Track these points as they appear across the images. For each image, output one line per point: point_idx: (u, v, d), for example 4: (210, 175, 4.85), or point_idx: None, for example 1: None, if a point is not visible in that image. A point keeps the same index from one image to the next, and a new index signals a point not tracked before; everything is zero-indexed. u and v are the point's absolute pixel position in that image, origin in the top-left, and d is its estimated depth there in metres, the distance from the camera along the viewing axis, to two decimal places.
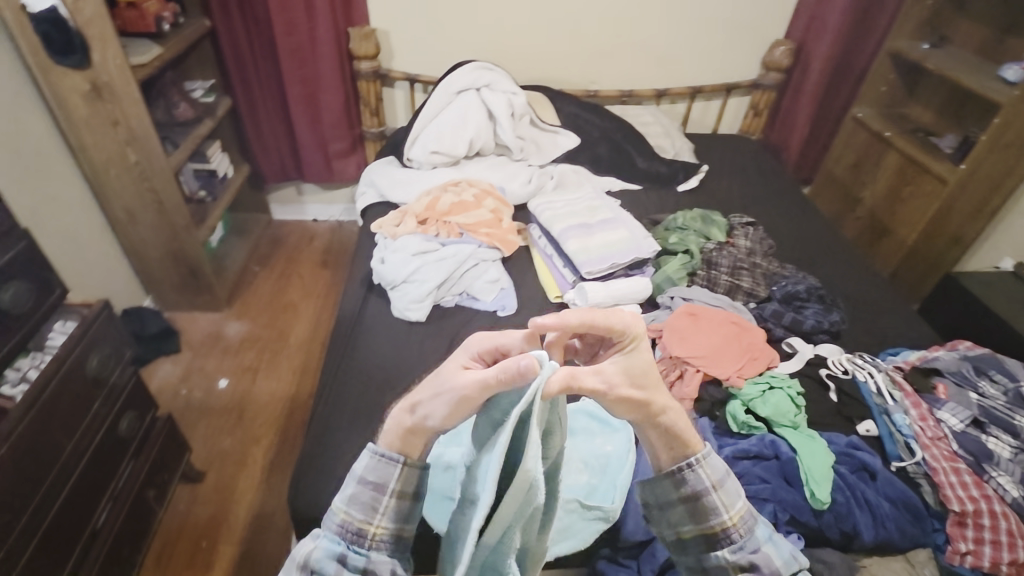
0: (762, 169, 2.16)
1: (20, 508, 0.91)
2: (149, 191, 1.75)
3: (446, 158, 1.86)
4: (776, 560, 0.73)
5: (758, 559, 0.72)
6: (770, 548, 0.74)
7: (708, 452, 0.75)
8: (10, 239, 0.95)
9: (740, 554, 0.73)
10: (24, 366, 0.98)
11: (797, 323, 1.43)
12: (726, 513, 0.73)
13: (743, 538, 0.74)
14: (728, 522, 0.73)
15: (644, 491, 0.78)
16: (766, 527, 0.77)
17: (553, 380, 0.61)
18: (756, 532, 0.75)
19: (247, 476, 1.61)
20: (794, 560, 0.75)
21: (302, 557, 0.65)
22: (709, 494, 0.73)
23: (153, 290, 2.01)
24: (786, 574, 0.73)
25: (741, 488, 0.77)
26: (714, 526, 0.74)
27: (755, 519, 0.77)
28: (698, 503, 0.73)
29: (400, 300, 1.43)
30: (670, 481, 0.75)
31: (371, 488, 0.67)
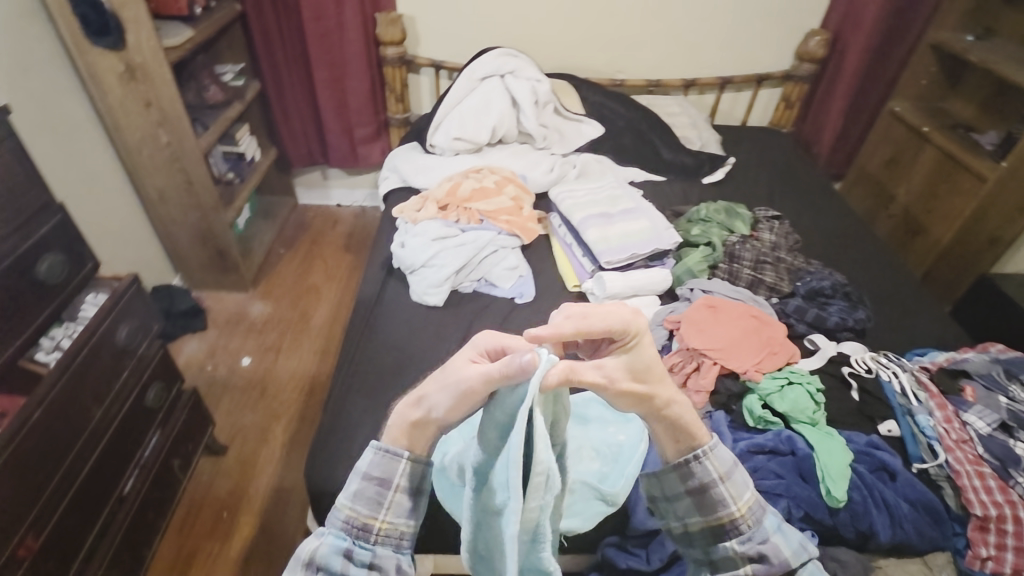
0: (791, 162, 2.11)
1: (52, 469, 0.95)
2: (179, 171, 1.79)
3: (468, 145, 1.86)
4: (785, 551, 0.73)
5: (767, 549, 0.72)
6: (779, 538, 0.74)
7: (715, 444, 0.75)
8: (47, 212, 0.99)
9: (749, 545, 0.73)
10: (58, 335, 1.03)
11: (820, 319, 1.40)
12: (733, 504, 0.74)
13: (751, 529, 0.74)
14: (736, 513, 0.73)
15: (649, 485, 0.78)
16: (775, 517, 0.77)
17: (553, 373, 0.61)
18: (764, 523, 0.75)
19: (268, 451, 1.65)
20: (804, 550, 0.74)
21: (308, 554, 0.66)
22: (716, 485, 0.73)
23: (182, 268, 2.07)
24: (795, 563, 0.73)
25: (749, 479, 0.76)
26: (721, 518, 0.74)
27: (764, 509, 0.76)
28: (705, 495, 0.73)
29: (419, 284, 1.44)
30: (676, 473, 0.75)
31: (376, 482, 0.68)
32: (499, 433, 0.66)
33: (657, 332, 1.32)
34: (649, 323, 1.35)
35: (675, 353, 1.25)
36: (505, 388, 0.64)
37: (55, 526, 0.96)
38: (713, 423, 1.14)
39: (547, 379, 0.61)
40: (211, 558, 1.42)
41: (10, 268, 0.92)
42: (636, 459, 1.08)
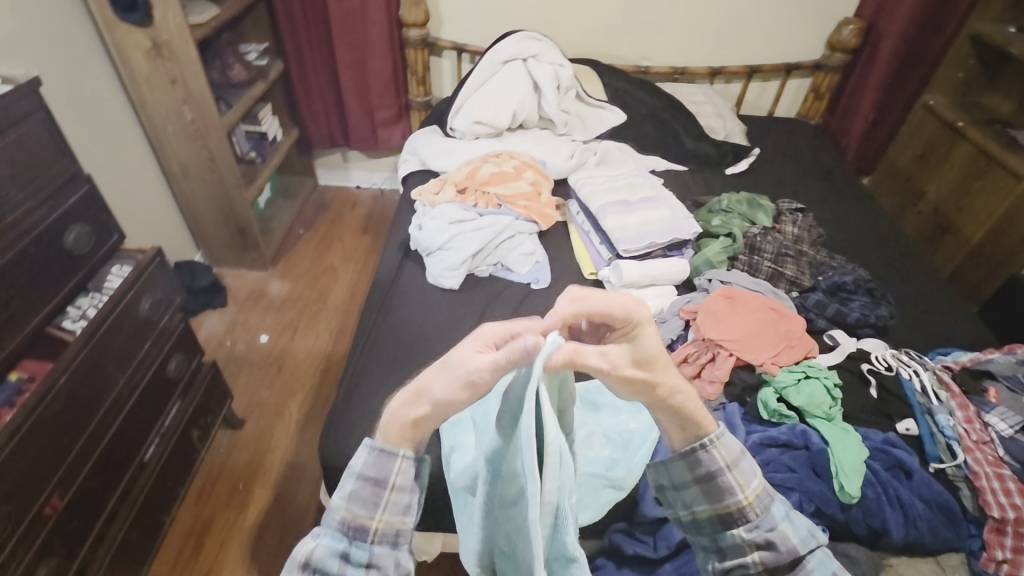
0: (817, 154, 2.06)
1: (77, 433, 0.98)
2: (203, 148, 1.82)
3: (489, 129, 1.85)
4: (792, 539, 0.72)
5: (774, 537, 0.71)
6: (787, 526, 0.73)
7: (722, 433, 0.74)
8: (75, 182, 1.01)
9: (756, 533, 0.72)
10: (83, 304, 1.05)
11: (840, 315, 1.37)
12: (741, 492, 0.73)
13: (759, 517, 0.73)
14: (743, 501, 0.73)
15: (656, 475, 0.78)
16: (783, 505, 0.75)
17: (557, 353, 0.59)
18: (772, 510, 0.74)
19: (283, 426, 1.68)
20: (811, 537, 0.74)
21: (300, 558, 0.61)
22: (723, 474, 0.72)
23: (204, 245, 2.11)
24: (802, 551, 0.72)
25: (757, 467, 0.75)
26: (730, 506, 0.73)
27: (772, 497, 0.75)
28: (712, 484, 0.73)
29: (435, 267, 1.45)
30: (684, 461, 0.74)
31: (374, 484, 0.64)
32: (510, 421, 0.65)
33: (672, 322, 1.31)
34: (665, 313, 1.34)
35: (690, 344, 1.24)
36: (509, 373, 0.63)
37: (80, 486, 1.00)
38: (726, 415, 1.13)
39: (552, 359, 0.59)
40: (227, 527, 1.45)
41: (39, 237, 0.94)
42: (647, 446, 1.07)
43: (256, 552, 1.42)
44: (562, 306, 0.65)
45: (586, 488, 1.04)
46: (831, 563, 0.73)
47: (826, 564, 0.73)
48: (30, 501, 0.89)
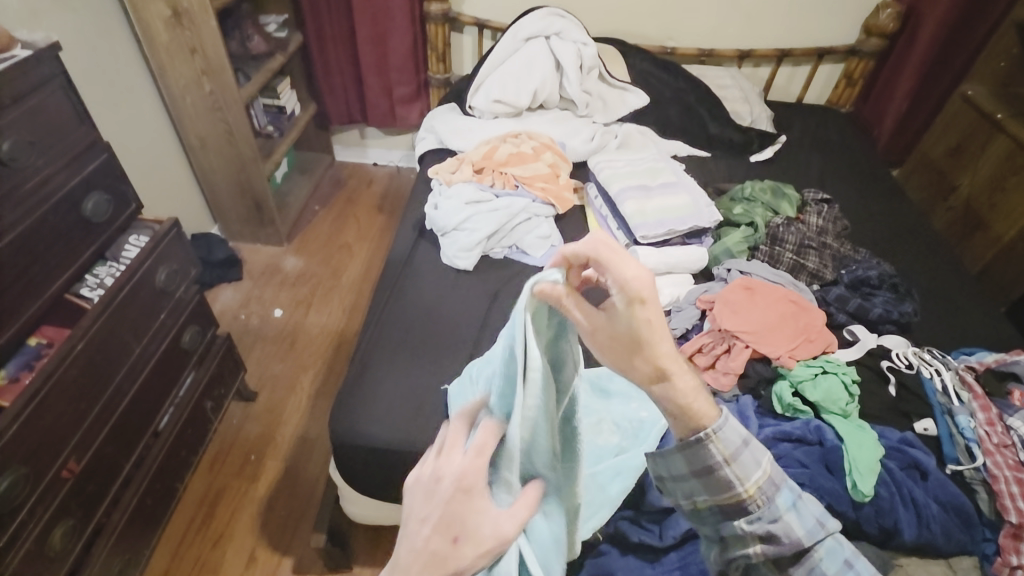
0: (846, 144, 2.00)
1: (93, 399, 1.00)
2: (221, 121, 1.81)
3: (508, 108, 1.81)
4: (799, 530, 0.71)
5: (776, 529, 0.71)
6: (792, 517, 0.72)
7: (720, 426, 0.70)
8: (93, 150, 1.01)
9: (758, 525, 0.71)
10: (101, 273, 1.05)
11: (862, 310, 1.33)
12: (741, 484, 0.71)
13: (761, 509, 0.72)
14: (744, 494, 0.72)
15: (654, 465, 0.76)
16: (791, 493, 0.74)
17: (547, 286, 0.62)
18: (777, 501, 0.73)
19: (295, 400, 1.70)
20: (819, 527, 0.73)
21: None
22: (722, 468, 0.70)
23: (221, 219, 2.12)
24: (808, 542, 0.72)
25: (761, 456, 0.72)
26: (730, 497, 0.72)
27: (778, 487, 0.74)
28: (711, 476, 0.71)
29: (449, 247, 1.44)
30: (682, 455, 0.72)
31: None
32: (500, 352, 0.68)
33: (688, 312, 1.28)
34: (681, 301, 1.32)
35: (706, 335, 1.21)
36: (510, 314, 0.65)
37: (96, 452, 1.02)
38: (739, 407, 1.11)
39: (541, 288, 0.62)
40: (238, 497, 1.48)
41: (57, 204, 0.95)
42: (657, 430, 1.07)
43: (266, 522, 1.44)
44: (566, 246, 0.64)
45: (595, 484, 1.02)
46: (843, 549, 0.73)
47: (837, 552, 0.72)
48: (49, 463, 0.91)
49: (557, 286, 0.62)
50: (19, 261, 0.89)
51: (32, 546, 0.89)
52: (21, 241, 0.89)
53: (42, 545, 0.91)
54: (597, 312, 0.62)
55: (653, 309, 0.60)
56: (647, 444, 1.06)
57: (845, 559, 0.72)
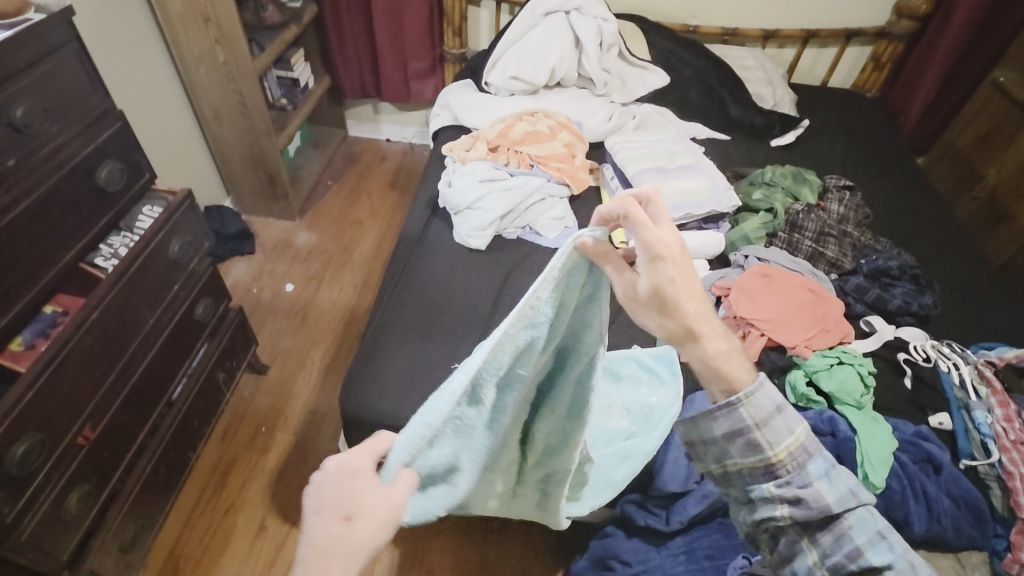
0: (871, 130, 1.94)
1: (108, 369, 1.00)
2: (234, 92, 1.79)
3: (525, 86, 1.78)
4: (828, 497, 0.73)
5: (805, 494, 0.73)
6: (823, 484, 0.73)
7: (753, 390, 0.73)
8: (108, 119, 1.01)
9: (786, 488, 0.74)
10: (115, 242, 1.07)
11: (881, 301, 1.31)
12: (770, 448, 0.74)
13: (790, 473, 0.74)
14: (773, 458, 0.74)
15: (687, 429, 0.80)
16: (823, 462, 0.75)
17: (589, 242, 0.61)
18: (808, 468, 0.74)
19: (306, 374, 1.72)
20: (851, 496, 0.73)
21: None
22: (753, 431, 0.74)
23: (234, 192, 2.11)
24: (838, 509, 0.72)
25: (795, 424, 0.75)
26: (760, 461, 0.75)
27: (811, 455, 0.75)
28: (742, 439, 0.75)
29: (463, 226, 1.42)
30: (715, 418, 0.76)
31: None
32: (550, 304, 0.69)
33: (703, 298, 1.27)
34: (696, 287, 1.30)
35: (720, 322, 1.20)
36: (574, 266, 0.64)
37: (111, 420, 1.03)
38: None
39: (582, 242, 0.61)
40: (249, 467, 1.51)
41: (70, 173, 0.94)
42: (668, 416, 1.07)
43: (276, 492, 1.47)
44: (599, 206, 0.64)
45: (601, 468, 1.02)
46: (877, 521, 0.72)
47: (869, 523, 0.72)
48: (65, 430, 0.92)
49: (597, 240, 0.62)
50: (34, 229, 0.89)
51: (48, 510, 0.91)
52: (35, 209, 0.89)
53: (59, 509, 0.93)
54: (630, 271, 0.63)
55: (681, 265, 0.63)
56: (656, 429, 1.05)
57: (878, 531, 0.71)
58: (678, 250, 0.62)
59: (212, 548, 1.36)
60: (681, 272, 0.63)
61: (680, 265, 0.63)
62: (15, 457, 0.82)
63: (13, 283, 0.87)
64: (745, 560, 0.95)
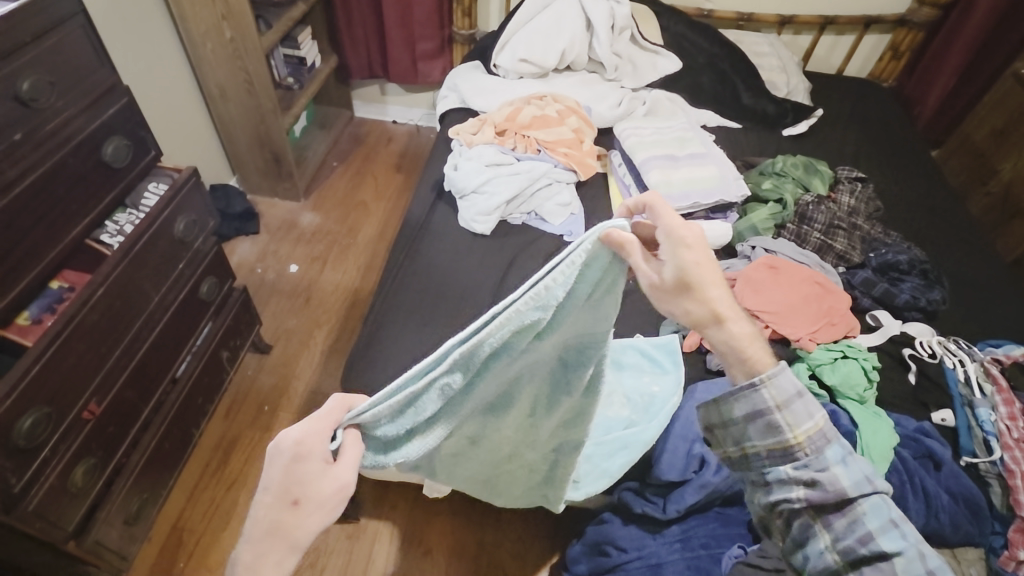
0: (885, 121, 1.90)
1: (113, 345, 1.01)
2: (241, 70, 1.78)
3: (534, 69, 1.75)
4: (844, 481, 0.72)
5: (821, 477, 0.72)
6: (839, 469, 0.72)
7: (775, 372, 0.75)
8: (113, 94, 1.00)
9: (803, 471, 0.73)
10: (121, 220, 1.06)
11: (888, 296, 1.29)
12: (789, 431, 0.74)
13: (808, 456, 0.74)
14: (792, 440, 0.74)
15: (708, 411, 0.82)
16: (841, 449, 0.75)
17: (615, 230, 0.62)
18: (826, 454, 0.74)
19: (309, 354, 1.73)
20: (866, 482, 0.72)
21: None
22: (772, 413, 0.75)
23: (239, 171, 2.11)
24: (853, 494, 0.71)
25: (816, 410, 0.75)
26: (778, 443, 0.75)
27: (830, 441, 0.75)
28: (761, 421, 0.76)
29: (468, 210, 1.41)
30: (736, 400, 0.78)
31: None
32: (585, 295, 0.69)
33: None
34: None
35: None
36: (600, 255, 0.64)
37: (116, 395, 1.04)
38: None
39: (608, 233, 0.62)
40: (252, 445, 1.53)
41: (76, 148, 0.94)
42: (667, 405, 1.07)
43: None
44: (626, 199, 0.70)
45: (598, 455, 1.03)
46: (890, 509, 0.71)
47: (882, 510, 0.71)
48: (70, 404, 0.93)
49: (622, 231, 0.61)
50: (40, 204, 0.89)
51: (55, 482, 0.92)
52: (41, 183, 0.89)
53: (64, 482, 0.94)
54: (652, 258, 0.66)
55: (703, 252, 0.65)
56: (654, 418, 1.05)
57: (890, 519, 0.70)
58: (700, 238, 0.64)
59: (215, 523, 1.39)
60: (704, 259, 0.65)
61: (703, 252, 0.65)
62: (21, 430, 0.83)
63: (20, 257, 0.87)
64: (740, 550, 0.97)
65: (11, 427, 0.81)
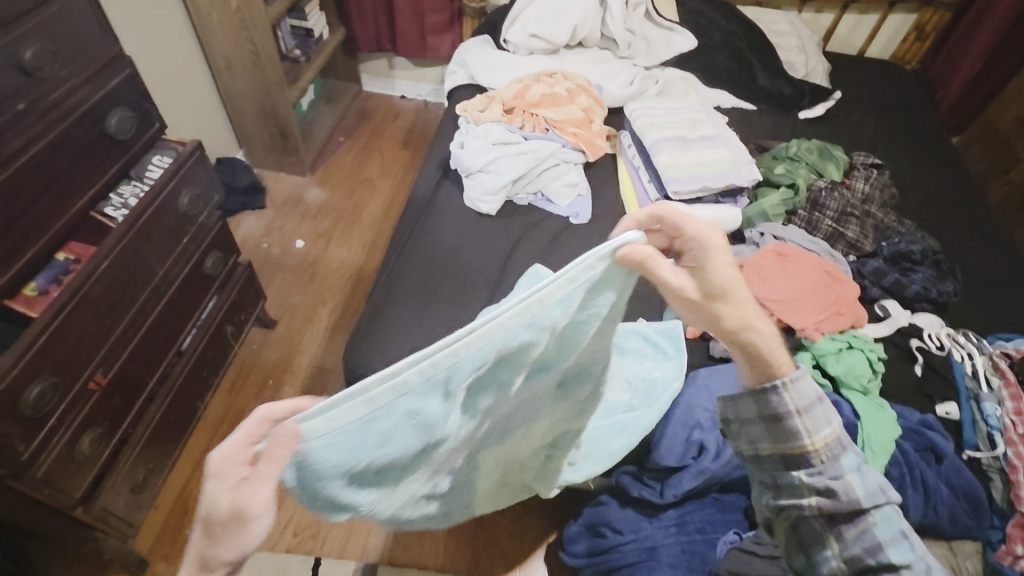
0: (905, 105, 1.85)
1: (118, 318, 1.01)
2: (247, 41, 1.75)
3: (545, 45, 1.71)
4: (858, 491, 0.72)
5: (836, 486, 0.72)
6: (854, 478, 0.72)
7: (796, 377, 0.75)
8: (116, 65, 0.99)
9: (818, 479, 0.73)
10: (125, 193, 1.06)
11: (898, 286, 1.27)
12: (807, 437, 0.74)
13: (823, 464, 0.74)
14: (809, 447, 0.74)
15: (725, 407, 0.83)
16: (857, 458, 0.74)
17: (634, 248, 0.62)
18: (842, 462, 0.74)
19: (313, 330, 1.74)
20: (880, 493, 0.72)
21: None
22: (791, 418, 0.75)
23: (246, 144, 2.09)
24: (867, 505, 0.71)
25: (834, 418, 0.75)
26: (794, 448, 0.75)
27: (846, 450, 0.75)
28: (778, 424, 0.76)
29: (473, 190, 1.39)
30: (753, 400, 0.78)
31: None
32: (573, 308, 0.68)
33: None
34: None
35: None
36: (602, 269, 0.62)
37: (122, 367, 1.05)
38: None
39: (627, 250, 0.62)
40: None
41: (80, 118, 0.93)
42: (668, 390, 1.07)
43: None
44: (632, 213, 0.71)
45: (597, 439, 1.02)
46: (901, 521, 0.71)
47: (893, 521, 0.71)
48: (76, 375, 0.94)
49: (640, 247, 0.62)
50: (44, 175, 0.88)
51: (63, 450, 0.94)
52: (45, 154, 0.88)
53: (71, 451, 0.96)
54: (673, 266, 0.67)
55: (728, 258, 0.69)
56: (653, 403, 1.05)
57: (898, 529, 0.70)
58: (725, 244, 0.68)
59: None
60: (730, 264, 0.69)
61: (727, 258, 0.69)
62: (28, 399, 0.84)
63: (25, 228, 0.87)
64: (735, 536, 0.99)
65: (18, 396, 0.82)
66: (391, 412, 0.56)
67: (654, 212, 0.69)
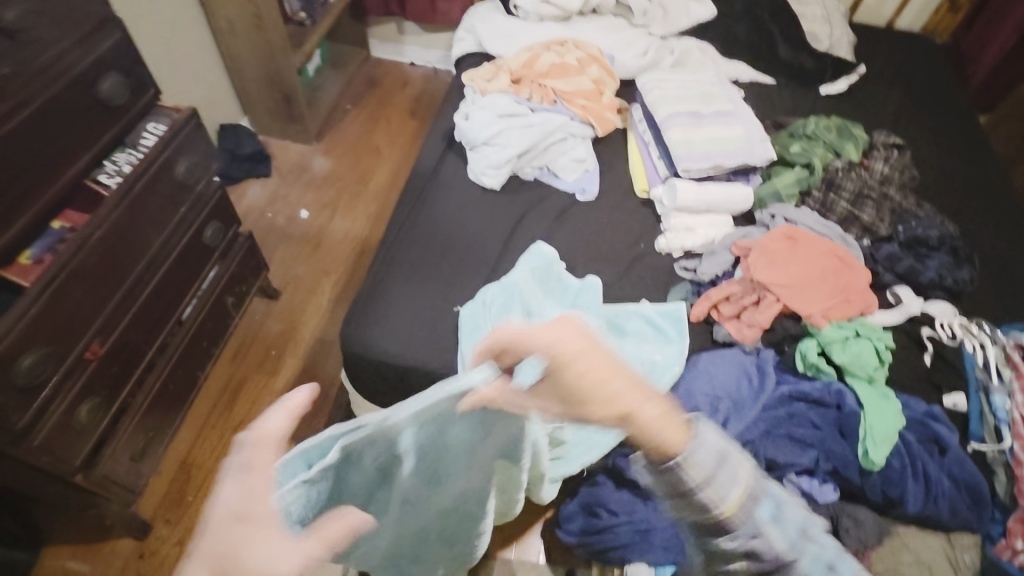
0: (934, 81, 1.76)
1: (114, 289, 1.01)
2: (248, 3, 1.70)
3: (557, 11, 1.64)
4: (780, 544, 0.63)
5: (758, 546, 0.62)
6: (773, 531, 0.63)
7: (691, 449, 0.61)
8: (107, 26, 0.95)
9: (739, 543, 0.63)
10: (119, 160, 1.03)
11: (913, 272, 1.23)
12: (718, 506, 0.62)
13: (741, 528, 0.63)
14: (723, 515, 0.62)
15: None
16: (771, 503, 0.65)
17: (475, 398, 0.68)
18: (757, 514, 0.63)
19: (316, 302, 1.74)
20: (801, 536, 0.64)
21: None
22: (697, 492, 0.62)
23: (250, 111, 2.06)
24: (792, 556, 0.63)
25: (740, 469, 0.63)
26: (708, 519, 0.63)
27: (758, 496, 0.64)
28: (685, 499, 0.63)
29: (477, 163, 1.36)
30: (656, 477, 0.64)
31: None
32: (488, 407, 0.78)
33: (722, 257, 1.21)
34: (716, 245, 1.24)
35: (736, 283, 1.15)
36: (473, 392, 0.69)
37: (120, 337, 1.05)
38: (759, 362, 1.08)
39: (475, 397, 0.68)
40: (259, 389, 1.56)
41: (71, 83, 0.90)
42: (669, 374, 1.07)
43: None
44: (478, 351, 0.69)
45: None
46: (829, 555, 0.64)
47: (821, 559, 0.64)
48: (72, 344, 0.94)
49: (483, 394, 0.67)
50: (34, 142, 0.87)
51: (60, 418, 0.96)
52: (34, 120, 0.86)
53: (69, 420, 0.98)
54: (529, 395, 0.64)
55: (586, 353, 0.60)
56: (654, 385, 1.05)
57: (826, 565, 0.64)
58: (585, 342, 0.60)
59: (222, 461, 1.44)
60: (585, 360, 0.60)
61: (582, 354, 0.60)
62: (22, 368, 0.85)
63: (17, 196, 0.86)
64: None
65: (11, 366, 0.83)
66: (327, 478, 0.67)
67: (498, 342, 0.65)
